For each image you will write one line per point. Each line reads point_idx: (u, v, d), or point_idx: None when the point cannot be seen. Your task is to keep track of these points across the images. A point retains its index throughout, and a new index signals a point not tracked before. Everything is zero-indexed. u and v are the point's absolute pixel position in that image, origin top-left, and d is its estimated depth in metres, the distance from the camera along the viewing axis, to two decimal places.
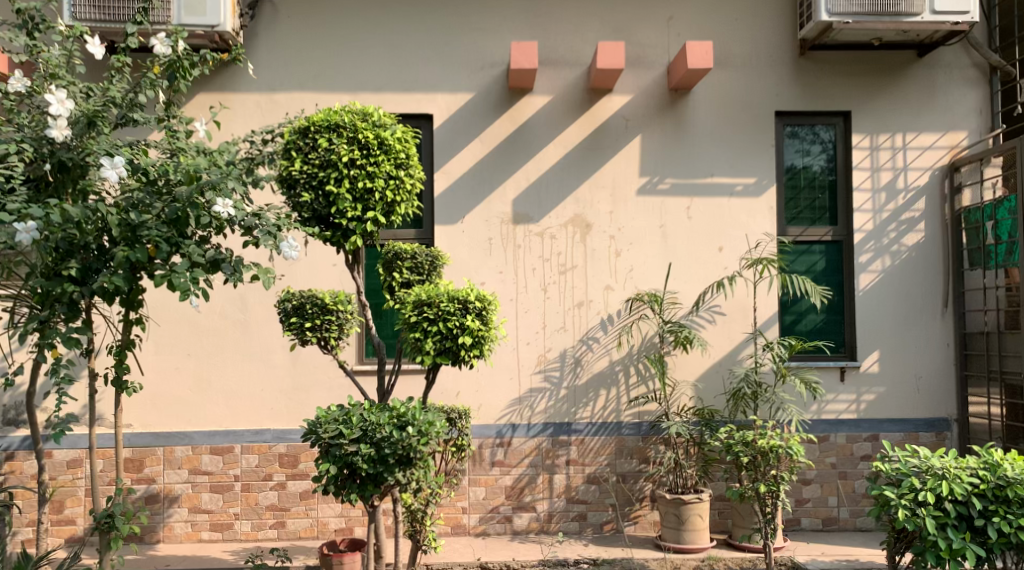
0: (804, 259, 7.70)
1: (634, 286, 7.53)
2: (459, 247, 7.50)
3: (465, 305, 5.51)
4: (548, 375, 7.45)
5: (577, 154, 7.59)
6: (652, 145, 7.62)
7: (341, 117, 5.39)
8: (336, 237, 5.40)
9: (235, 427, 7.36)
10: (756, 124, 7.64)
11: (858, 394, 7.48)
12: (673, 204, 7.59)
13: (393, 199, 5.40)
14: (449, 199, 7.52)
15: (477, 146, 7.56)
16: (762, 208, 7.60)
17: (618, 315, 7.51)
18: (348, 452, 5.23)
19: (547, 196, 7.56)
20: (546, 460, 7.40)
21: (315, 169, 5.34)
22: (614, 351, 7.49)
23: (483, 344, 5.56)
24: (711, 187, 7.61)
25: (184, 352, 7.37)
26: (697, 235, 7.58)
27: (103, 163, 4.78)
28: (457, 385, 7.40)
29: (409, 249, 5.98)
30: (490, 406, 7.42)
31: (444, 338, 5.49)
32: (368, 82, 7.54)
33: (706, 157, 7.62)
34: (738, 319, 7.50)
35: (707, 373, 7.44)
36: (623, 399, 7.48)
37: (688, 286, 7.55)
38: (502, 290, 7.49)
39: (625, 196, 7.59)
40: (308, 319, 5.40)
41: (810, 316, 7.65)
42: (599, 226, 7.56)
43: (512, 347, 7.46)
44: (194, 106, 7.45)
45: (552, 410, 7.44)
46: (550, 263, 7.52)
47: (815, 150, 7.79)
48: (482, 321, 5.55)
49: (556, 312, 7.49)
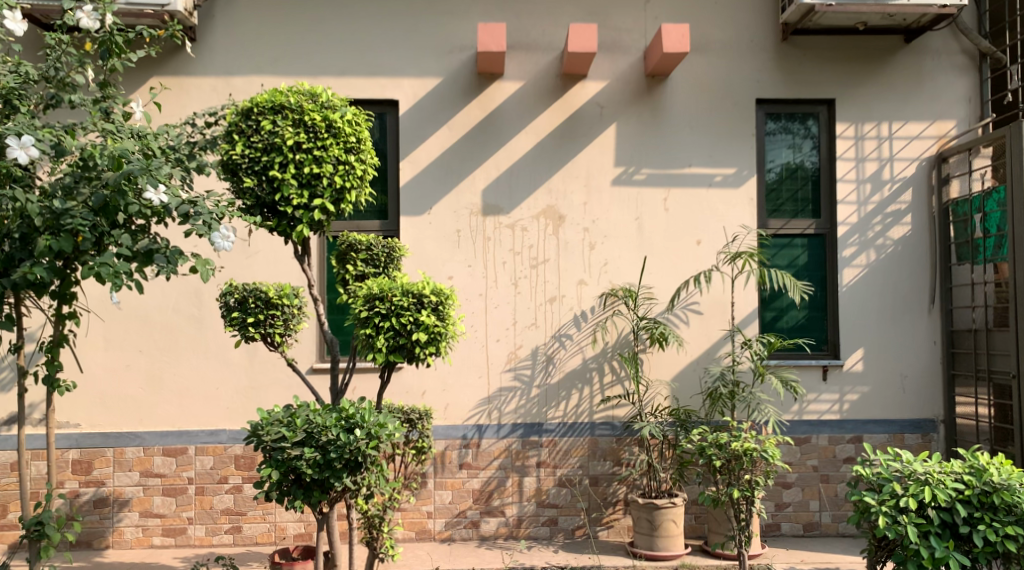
0: (786, 253, 7.39)
1: (608, 281, 7.21)
2: (425, 240, 7.17)
3: (420, 299, 5.19)
4: (519, 374, 7.13)
5: (549, 143, 7.27)
6: (629, 134, 7.29)
7: (287, 98, 5.14)
8: (282, 226, 5.17)
9: (189, 427, 7.05)
10: (737, 113, 7.32)
11: (842, 394, 7.17)
12: (650, 195, 7.27)
13: (341, 185, 5.15)
14: (416, 189, 7.19)
15: (445, 134, 7.22)
16: (740, 199, 7.28)
17: (592, 312, 7.19)
18: (291, 457, 4.95)
19: (517, 186, 7.23)
20: (516, 462, 7.08)
21: (258, 153, 5.09)
22: (588, 349, 7.17)
23: (440, 341, 5.23)
24: (689, 178, 7.29)
25: (136, 349, 7.06)
26: (675, 228, 7.26)
27: (11, 145, 4.47)
28: (423, 384, 7.06)
29: (365, 240, 5.65)
30: (458, 406, 7.08)
31: (398, 335, 5.17)
32: (331, 67, 7.21)
33: (684, 147, 7.30)
34: (716, 316, 7.17)
35: (683, 372, 7.11)
36: (595, 399, 7.16)
37: (665, 280, 7.23)
38: (469, 285, 7.16)
39: (599, 186, 7.26)
40: (251, 314, 5.14)
41: (792, 313, 7.34)
42: (572, 217, 7.24)
43: (480, 345, 7.13)
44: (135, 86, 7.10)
45: (522, 410, 7.12)
46: (521, 256, 7.20)
47: (807, 145, 7.46)
48: (439, 317, 5.23)
49: (526, 308, 7.17)
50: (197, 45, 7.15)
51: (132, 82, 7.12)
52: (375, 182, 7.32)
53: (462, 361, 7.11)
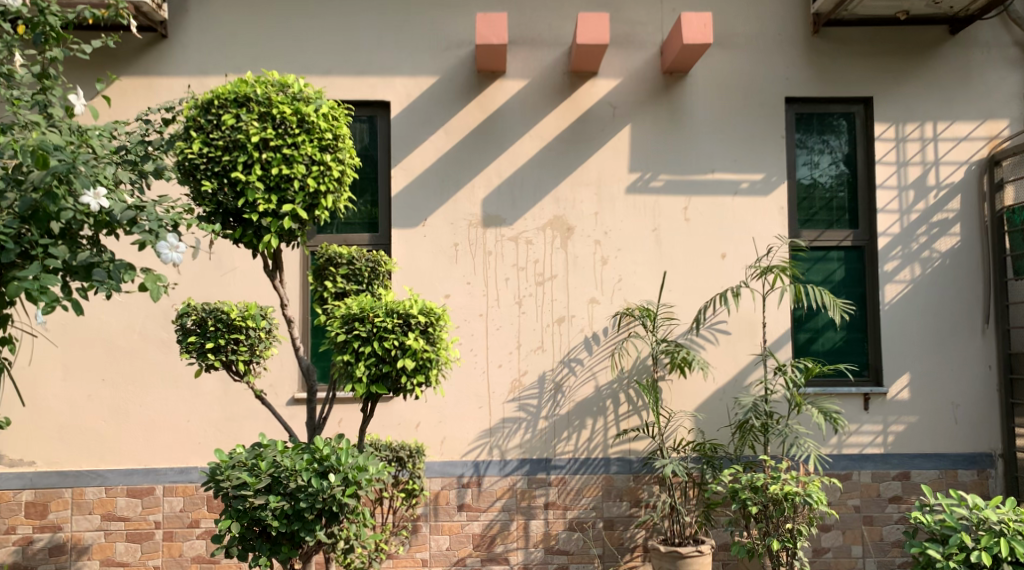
0: (820, 267, 6.64)
1: (622, 299, 6.48)
2: (419, 255, 6.45)
3: (407, 320, 4.47)
4: (525, 404, 6.38)
5: (557, 147, 6.56)
6: (644, 136, 6.58)
7: (252, 88, 4.43)
8: (247, 236, 4.47)
9: (157, 465, 6.32)
10: (764, 113, 6.60)
11: (886, 425, 6.39)
12: (668, 204, 6.55)
13: (315, 188, 4.43)
14: (409, 198, 6.49)
15: (441, 138, 6.53)
16: (770, 207, 6.55)
17: (605, 333, 6.45)
18: (255, 506, 4.22)
19: (522, 195, 6.52)
20: (521, 503, 6.32)
21: (218, 152, 4.38)
22: (602, 375, 6.42)
23: (430, 369, 4.51)
24: (712, 185, 6.57)
25: (99, 377, 6.35)
26: (696, 241, 6.53)
27: None
28: (417, 415, 6.32)
29: (346, 253, 4.94)
30: (456, 440, 6.33)
31: (380, 362, 4.46)
32: (315, 65, 6.53)
33: (706, 151, 6.59)
34: (745, 338, 6.42)
35: (708, 401, 6.35)
36: (610, 432, 6.40)
37: (687, 298, 6.49)
38: (469, 303, 6.44)
39: (612, 195, 6.55)
40: (209, 339, 4.43)
41: (829, 334, 6.58)
42: (582, 229, 6.52)
43: (480, 371, 6.39)
44: (79, 72, 6.42)
45: (528, 444, 6.37)
46: (526, 272, 6.48)
47: (824, 162, 6.72)
48: (429, 340, 4.51)
49: (532, 330, 6.44)
50: (169, 42, 6.49)
51: (73, 74, 6.42)
52: (364, 192, 6.63)
53: (461, 390, 6.37)
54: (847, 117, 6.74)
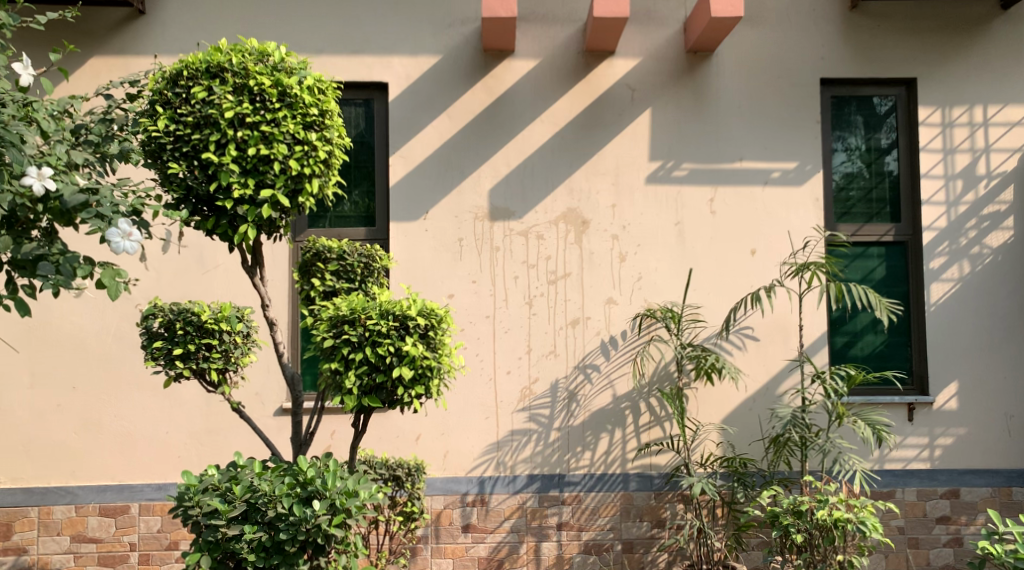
0: (859, 264, 6.06)
1: (642, 300, 5.91)
2: (420, 251, 5.89)
3: (404, 323, 3.90)
4: (536, 415, 5.82)
5: (570, 133, 5.99)
6: (666, 121, 6.02)
7: (226, 57, 3.87)
8: (220, 227, 3.90)
9: (132, 481, 5.76)
10: (798, 95, 6.03)
11: (932, 438, 5.82)
12: (692, 195, 5.99)
13: (299, 171, 3.87)
14: (410, 189, 5.93)
15: (444, 123, 5.97)
16: (804, 199, 5.98)
17: (623, 337, 5.88)
18: (228, 537, 3.67)
19: (532, 186, 5.96)
20: (532, 523, 5.75)
21: (187, 129, 3.82)
22: (620, 382, 5.86)
23: (431, 378, 3.93)
24: (741, 174, 6.00)
25: (69, 385, 5.80)
26: (724, 236, 5.96)
27: None
28: (418, 426, 5.76)
29: (337, 247, 4.38)
30: (460, 454, 5.77)
31: (373, 372, 3.90)
32: (306, 43, 5.97)
33: (733, 137, 6.02)
34: (777, 342, 5.84)
35: (738, 412, 5.77)
36: (629, 445, 5.83)
37: (714, 298, 5.91)
38: (474, 304, 5.87)
39: (630, 185, 5.98)
40: (177, 345, 3.85)
41: (868, 338, 6.01)
42: (598, 222, 5.95)
43: (487, 379, 5.82)
44: (32, 44, 5.88)
45: (539, 458, 5.80)
46: (537, 270, 5.91)
47: (841, 157, 6.14)
48: (430, 346, 3.93)
49: (543, 334, 5.87)
50: (146, 19, 5.94)
51: (25, 43, 5.88)
52: (360, 183, 6.07)
53: (465, 400, 5.80)
54: (889, 99, 6.15)
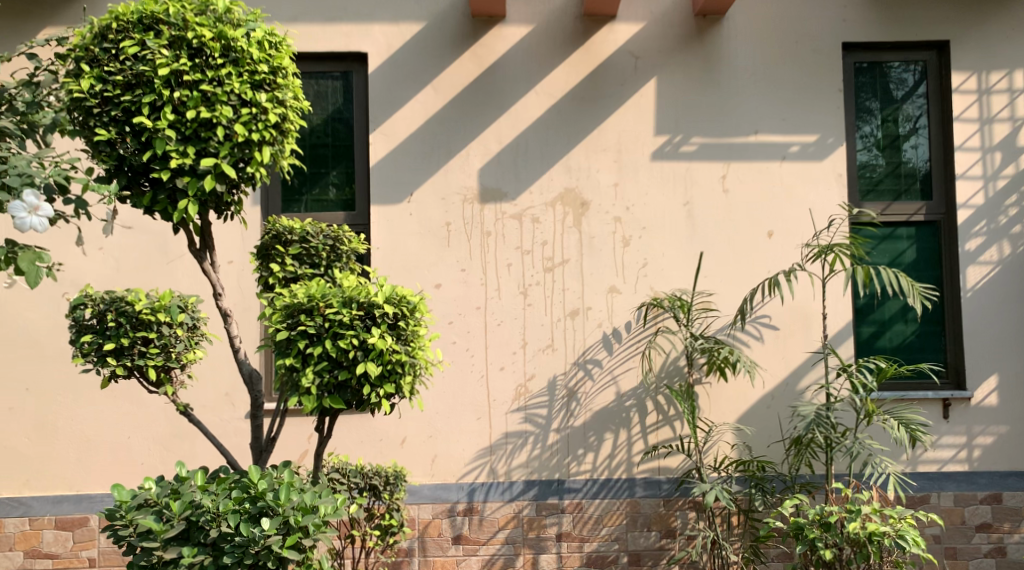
0: (887, 246, 5.51)
1: (648, 288, 5.38)
2: (403, 237, 5.37)
3: (370, 312, 3.38)
4: (532, 415, 5.29)
5: (567, 105, 5.47)
6: (673, 91, 5.48)
7: (161, 5, 3.35)
8: (159, 203, 3.39)
9: (91, 490, 5.27)
10: (818, 60, 5.49)
11: (970, 437, 5.26)
12: (703, 172, 5.46)
13: (247, 137, 3.36)
14: (392, 168, 5.41)
15: (429, 96, 5.45)
16: (825, 175, 5.45)
17: (627, 329, 5.35)
18: (165, 562, 3.16)
19: (526, 164, 5.43)
20: (529, 534, 5.23)
21: (116, 90, 3.31)
22: (624, 379, 5.33)
23: (402, 376, 3.41)
24: (756, 149, 5.46)
25: (22, 387, 5.31)
26: (737, 217, 5.43)
27: None
28: (403, 429, 5.24)
29: (299, 229, 3.87)
30: (449, 459, 5.25)
31: (335, 369, 3.38)
32: (277, 10, 5.46)
33: (747, 108, 5.48)
34: (797, 333, 5.30)
35: (755, 411, 5.24)
36: (635, 448, 5.30)
37: (728, 285, 5.38)
38: (463, 294, 5.35)
39: (633, 163, 5.45)
40: (110, 339, 3.35)
41: (898, 327, 5.45)
42: (598, 204, 5.42)
43: (479, 377, 5.30)
44: None
45: (536, 463, 5.28)
46: (531, 256, 5.39)
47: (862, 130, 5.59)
48: (400, 339, 3.41)
49: (539, 326, 5.35)
50: None
51: None
52: (339, 162, 5.54)
53: (455, 399, 5.28)
54: (913, 78, 5.60)
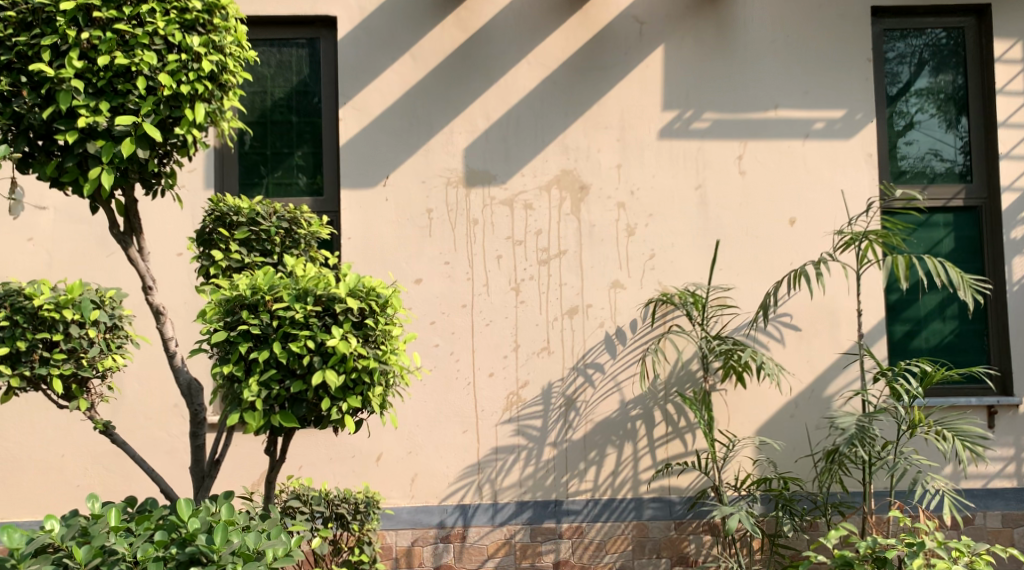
0: (922, 235, 4.90)
1: (656, 282, 4.75)
2: (378, 225, 4.72)
3: (330, 309, 2.74)
4: (525, 427, 4.65)
5: (563, 77, 4.83)
6: (683, 60, 4.86)
7: None
8: (67, 173, 2.73)
9: (15, 518, 4.54)
10: (845, 27, 4.88)
11: (1019, 449, 4.65)
12: (717, 152, 4.84)
13: (175, 90, 2.71)
14: (366, 146, 4.75)
15: (406, 66, 4.80)
16: (853, 155, 4.84)
17: (633, 329, 4.72)
18: None
19: (518, 142, 4.80)
20: (522, 564, 4.59)
21: (9, 31, 2.65)
22: (630, 386, 4.70)
23: (371, 388, 2.77)
24: (776, 126, 4.85)
25: None
26: (755, 203, 4.81)
27: None
28: (378, 444, 4.59)
29: (248, 209, 3.22)
30: (431, 479, 4.60)
31: (287, 379, 2.73)
32: None
33: (766, 79, 4.87)
34: (824, 333, 4.69)
35: (777, 421, 4.62)
36: (643, 464, 4.67)
37: (747, 279, 4.76)
38: (446, 290, 4.70)
39: (638, 141, 4.83)
40: (3, 342, 2.72)
41: (935, 326, 4.84)
42: (599, 187, 4.79)
43: (465, 385, 4.66)
44: None
45: (530, 482, 4.64)
46: (524, 247, 4.75)
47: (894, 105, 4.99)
48: (368, 342, 2.76)
49: (533, 327, 4.71)
50: None
51: None
52: (305, 141, 4.88)
53: (437, 410, 4.63)
54: (908, 73, 5.00)
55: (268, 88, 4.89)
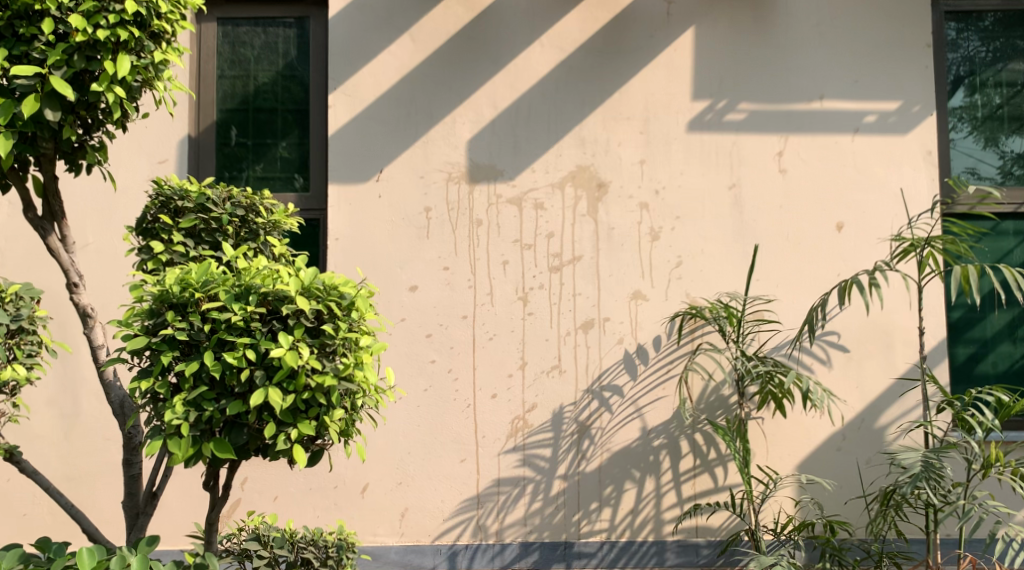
0: (990, 244, 4.29)
1: (683, 294, 4.18)
2: (370, 226, 4.18)
3: (278, 312, 2.24)
4: (532, 457, 4.07)
5: (581, 61, 4.29)
6: (716, 43, 4.31)
7: None
8: None
9: None
10: (901, 8, 4.32)
11: None
12: (755, 147, 4.27)
13: (91, 37, 2.42)
14: (358, 136, 4.23)
15: (404, 48, 4.27)
16: (910, 152, 4.26)
17: (658, 347, 4.15)
18: None
19: (528, 133, 4.25)
20: None
21: None
22: (652, 411, 4.12)
23: (327, 411, 2.25)
24: (821, 119, 4.28)
25: None
26: (797, 205, 4.23)
27: None
28: (365, 473, 4.04)
29: (196, 193, 2.70)
30: (424, 515, 4.04)
31: (223, 398, 2.24)
32: None
33: (810, 65, 4.30)
34: (876, 354, 4.09)
35: (822, 456, 4.03)
36: (666, 503, 4.08)
37: (787, 292, 4.18)
38: (446, 299, 4.15)
39: (665, 135, 4.27)
40: None
41: (1004, 348, 4.23)
42: (620, 184, 4.23)
43: (464, 408, 4.09)
44: None
45: (536, 520, 4.06)
46: (534, 251, 4.19)
47: (956, 97, 4.42)
48: (325, 355, 2.25)
49: (542, 343, 4.14)
50: None
51: None
52: (290, 131, 4.36)
53: (432, 436, 4.07)
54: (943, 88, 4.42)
55: (251, 71, 4.38)
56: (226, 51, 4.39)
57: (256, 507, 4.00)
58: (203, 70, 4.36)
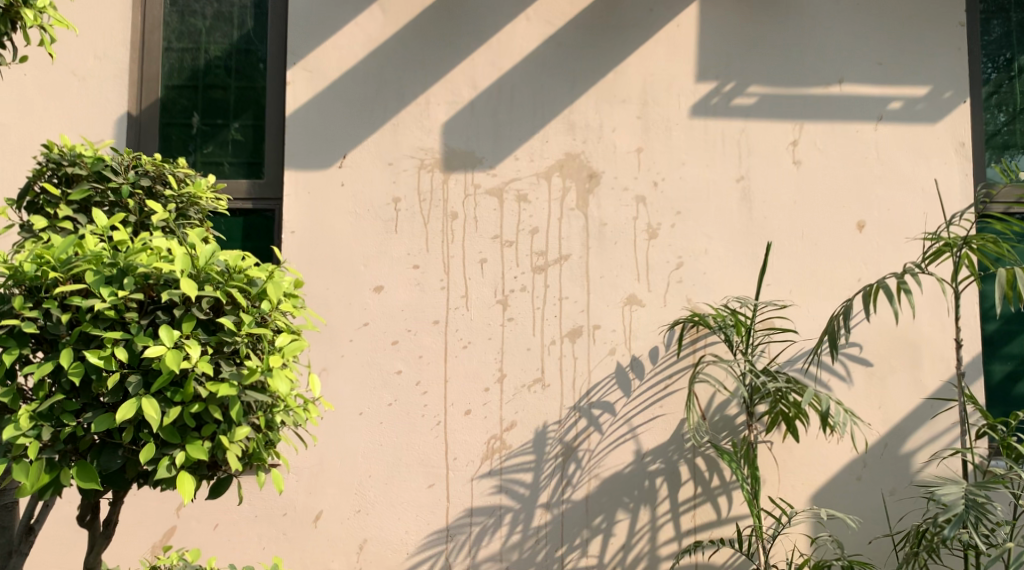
0: None
1: (684, 299, 3.69)
2: (330, 218, 3.69)
3: (161, 299, 2.15)
4: (509, 483, 3.57)
5: (572, 37, 3.81)
6: (723, 19, 3.84)
7: None
8: None
9: None
10: None
11: None
12: (766, 136, 3.78)
13: None
14: (318, 117, 3.74)
15: (373, 19, 3.80)
16: (940, 143, 3.78)
17: (655, 359, 3.65)
18: None
19: (511, 117, 3.77)
20: None
21: None
22: (647, 432, 3.62)
23: (219, 428, 2.13)
24: (840, 105, 3.80)
25: None
26: (812, 201, 3.75)
27: None
28: (319, 499, 3.53)
29: (91, 160, 2.57)
30: (385, 549, 3.53)
31: (89, 411, 2.11)
32: None
33: (829, 45, 3.83)
34: (903, 371, 3.59)
35: (842, 487, 3.53)
36: (662, 538, 3.58)
37: (801, 298, 3.69)
38: (414, 301, 3.66)
39: (665, 120, 3.79)
40: None
41: None
42: (613, 174, 3.75)
43: (433, 426, 3.59)
44: None
45: (513, 555, 3.55)
46: (515, 248, 3.70)
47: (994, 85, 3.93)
48: (222, 351, 2.16)
49: (524, 353, 3.64)
50: None
51: None
52: (244, 111, 3.88)
53: (396, 458, 3.57)
54: None
55: (202, 44, 3.90)
56: (174, 21, 3.91)
57: (193, 537, 3.49)
58: (147, 42, 3.87)
